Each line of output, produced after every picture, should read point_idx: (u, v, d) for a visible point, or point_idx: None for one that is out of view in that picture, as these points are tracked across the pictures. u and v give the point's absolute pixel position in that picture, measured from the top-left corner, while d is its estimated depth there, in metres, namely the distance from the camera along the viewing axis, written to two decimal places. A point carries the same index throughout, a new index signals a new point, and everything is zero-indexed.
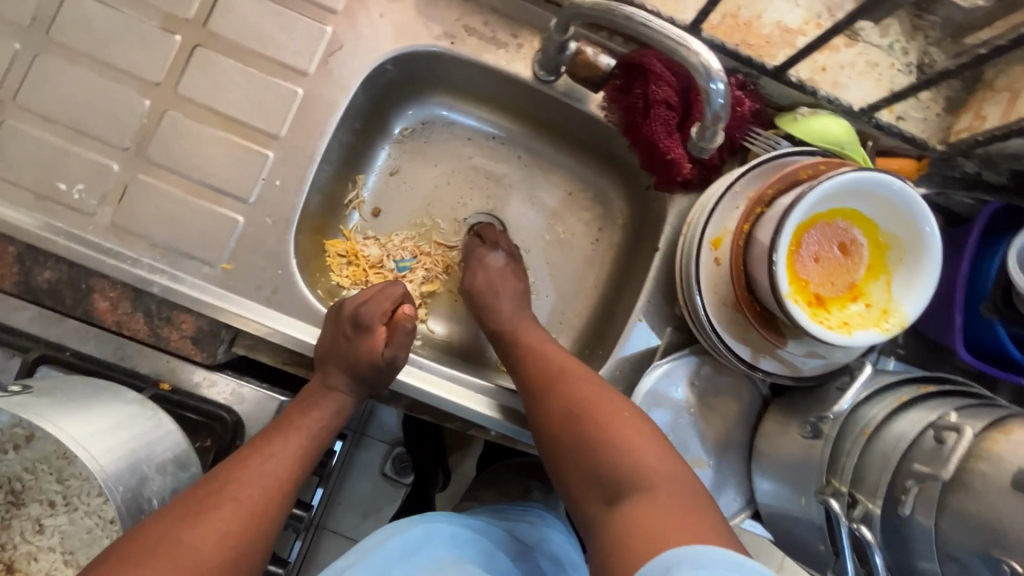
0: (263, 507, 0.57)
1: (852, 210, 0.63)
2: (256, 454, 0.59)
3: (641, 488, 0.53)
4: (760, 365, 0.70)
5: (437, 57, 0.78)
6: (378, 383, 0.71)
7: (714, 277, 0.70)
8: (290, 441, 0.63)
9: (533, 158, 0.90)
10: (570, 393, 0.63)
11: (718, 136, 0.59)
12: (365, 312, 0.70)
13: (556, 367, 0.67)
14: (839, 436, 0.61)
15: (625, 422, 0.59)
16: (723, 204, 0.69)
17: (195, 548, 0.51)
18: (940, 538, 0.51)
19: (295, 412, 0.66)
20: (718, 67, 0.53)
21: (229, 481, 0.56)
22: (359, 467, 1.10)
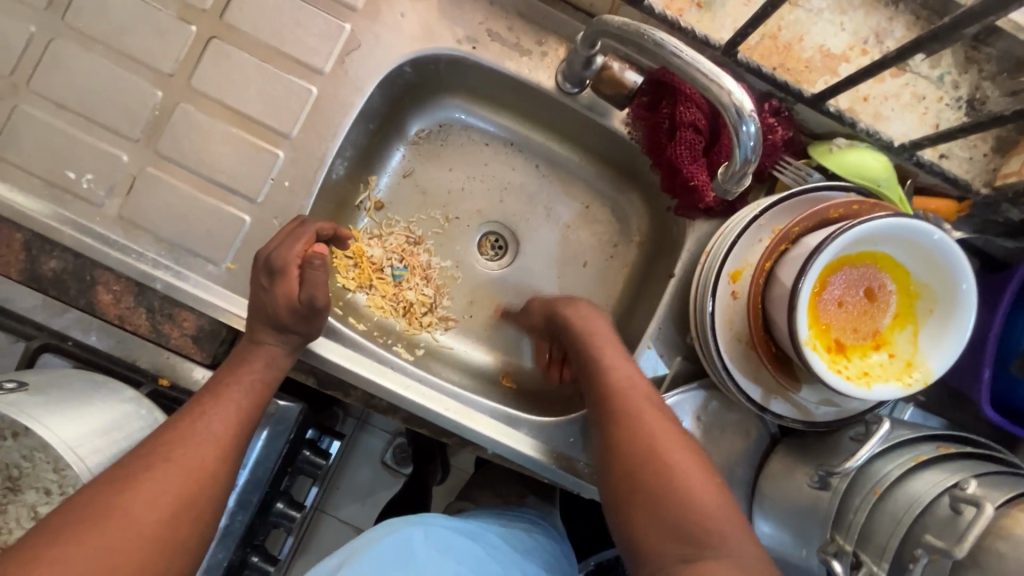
0: (198, 465, 0.55)
1: (882, 254, 0.60)
2: (197, 414, 0.58)
3: (712, 545, 0.48)
4: (770, 407, 0.67)
5: (458, 62, 0.75)
6: (306, 329, 0.66)
7: (729, 311, 0.67)
8: (224, 399, 0.60)
9: (551, 168, 0.87)
10: (638, 428, 0.56)
11: (746, 179, 0.56)
12: (278, 257, 0.65)
13: (630, 393, 0.60)
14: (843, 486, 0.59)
15: (685, 467, 0.53)
16: (747, 235, 0.65)
17: (125, 518, 0.49)
18: None
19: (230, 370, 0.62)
20: (751, 108, 0.50)
21: (159, 446, 0.54)
22: (360, 453, 1.10)
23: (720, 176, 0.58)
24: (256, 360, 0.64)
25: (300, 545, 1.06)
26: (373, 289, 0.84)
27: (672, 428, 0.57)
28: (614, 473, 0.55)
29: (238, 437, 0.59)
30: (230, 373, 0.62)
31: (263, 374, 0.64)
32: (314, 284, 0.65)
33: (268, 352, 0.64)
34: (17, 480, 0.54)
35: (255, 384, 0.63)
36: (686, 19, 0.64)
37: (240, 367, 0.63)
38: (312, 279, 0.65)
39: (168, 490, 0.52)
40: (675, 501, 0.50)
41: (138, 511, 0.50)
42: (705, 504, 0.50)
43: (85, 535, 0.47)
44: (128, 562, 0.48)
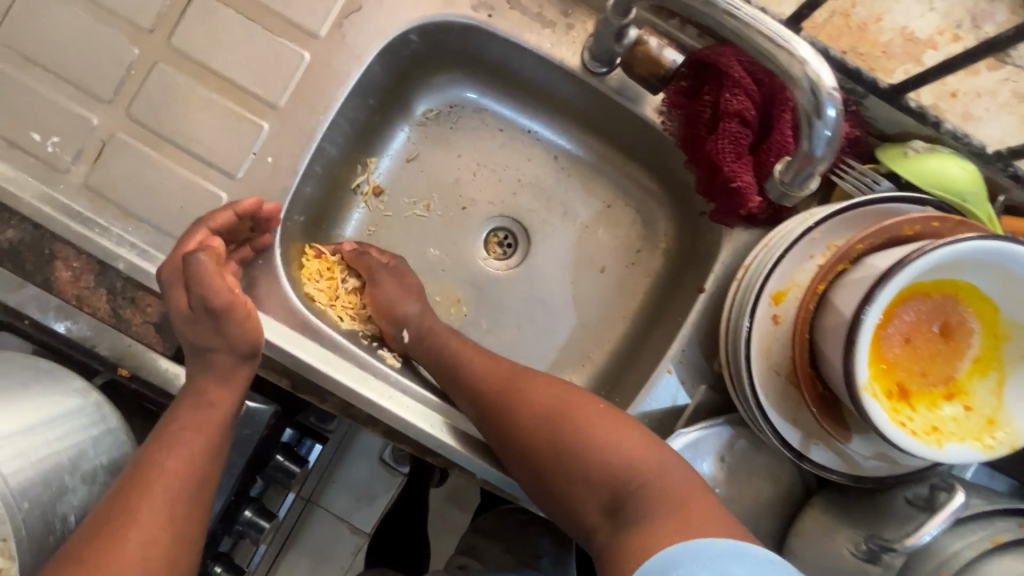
0: (160, 535, 0.50)
1: (962, 282, 0.49)
2: (148, 465, 0.52)
3: (635, 485, 0.50)
4: (809, 455, 0.57)
5: (470, 32, 0.66)
6: (217, 340, 0.56)
7: (769, 339, 0.56)
8: (177, 442, 0.53)
9: (571, 160, 0.78)
10: (526, 400, 0.58)
11: (815, 177, 0.47)
12: (171, 268, 0.57)
13: (484, 381, 0.63)
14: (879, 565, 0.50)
15: (593, 423, 0.54)
16: (796, 251, 0.55)
17: None
18: None
19: (165, 438, 0.53)
20: (832, 85, 0.40)
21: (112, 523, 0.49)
22: (357, 447, 1.00)
23: (778, 175, 0.49)
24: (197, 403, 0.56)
25: (292, 535, 0.98)
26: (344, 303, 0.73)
27: (547, 388, 0.59)
28: (522, 447, 0.57)
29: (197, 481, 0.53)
30: (160, 438, 0.53)
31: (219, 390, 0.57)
32: (202, 281, 0.55)
33: (207, 393, 0.56)
34: None
35: (195, 441, 0.54)
36: None
37: (167, 427, 0.54)
38: (197, 275, 0.56)
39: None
40: (580, 455, 0.53)
41: None
42: (617, 448, 0.52)
43: None
44: None
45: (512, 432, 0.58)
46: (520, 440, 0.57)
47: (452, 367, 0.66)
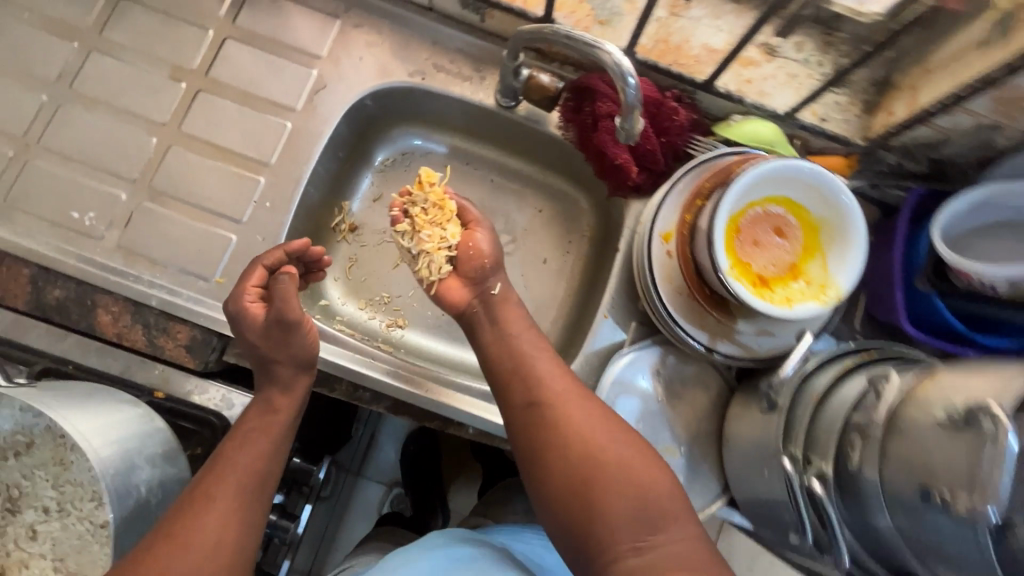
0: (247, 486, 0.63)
1: (783, 197, 0.70)
2: (234, 435, 0.67)
3: (664, 529, 0.56)
4: (717, 349, 0.74)
5: (410, 92, 0.88)
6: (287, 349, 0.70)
7: (668, 268, 0.75)
8: (253, 421, 0.68)
9: (504, 179, 0.98)
10: (573, 419, 0.62)
11: (636, 120, 0.67)
12: (234, 304, 0.71)
13: (543, 380, 0.66)
14: (784, 427, 0.65)
15: (636, 465, 0.60)
16: (670, 200, 0.75)
17: (197, 537, 0.58)
18: (884, 485, 0.54)
19: (235, 439, 0.66)
20: (629, 64, 0.64)
21: (212, 474, 0.62)
22: (359, 503, 1.25)
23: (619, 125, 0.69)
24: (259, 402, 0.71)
25: None
26: (422, 239, 0.77)
27: (604, 416, 0.63)
28: (559, 459, 0.61)
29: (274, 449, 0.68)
30: (232, 440, 0.66)
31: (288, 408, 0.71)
32: (281, 299, 0.70)
33: (264, 397, 0.70)
34: (16, 501, 0.68)
35: (258, 445, 0.66)
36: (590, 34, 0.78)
37: (238, 423, 0.68)
38: (276, 296, 0.70)
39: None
40: (620, 485, 0.58)
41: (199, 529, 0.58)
42: (651, 492, 0.58)
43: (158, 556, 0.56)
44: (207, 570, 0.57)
45: (556, 442, 0.61)
46: (559, 454, 0.61)
47: (508, 353, 0.70)
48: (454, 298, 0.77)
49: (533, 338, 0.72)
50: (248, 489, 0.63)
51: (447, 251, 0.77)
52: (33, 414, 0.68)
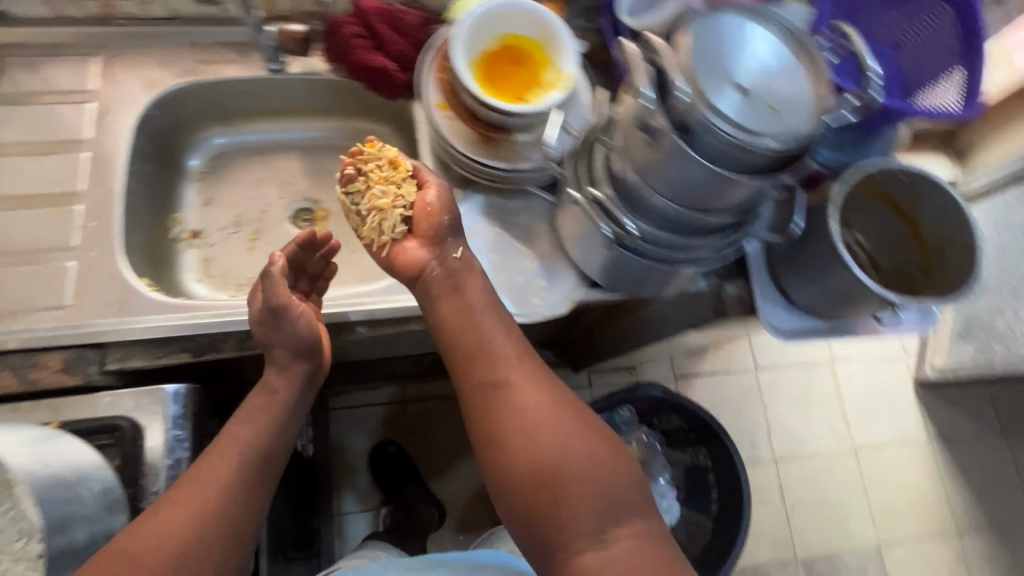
0: (246, 463, 0.71)
1: (502, 34, 0.87)
2: (239, 417, 0.75)
3: (617, 513, 0.63)
4: (519, 165, 0.88)
5: (190, 93, 0.97)
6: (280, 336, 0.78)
7: (453, 125, 0.89)
8: (256, 411, 0.76)
9: (313, 142, 1.10)
10: (530, 414, 0.67)
11: None
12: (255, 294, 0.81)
13: (501, 364, 0.71)
14: (575, 176, 0.80)
15: (585, 441, 0.66)
16: (429, 76, 0.89)
17: (201, 496, 0.66)
18: (634, 165, 0.70)
19: (242, 417, 0.75)
20: None
21: (209, 452, 0.71)
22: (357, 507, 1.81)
23: None
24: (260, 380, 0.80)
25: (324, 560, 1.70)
26: (375, 200, 0.83)
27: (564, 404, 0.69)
28: (518, 467, 0.65)
29: (274, 428, 0.76)
30: (240, 416, 0.76)
31: (273, 398, 0.78)
32: (274, 289, 0.76)
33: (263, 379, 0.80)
34: None
35: (261, 419, 0.76)
36: None
37: (237, 418, 0.75)
38: (272, 283, 0.77)
39: (176, 530, 0.63)
40: (572, 471, 0.64)
41: (199, 487, 0.67)
42: (600, 467, 0.65)
43: (163, 506, 0.64)
44: (207, 527, 0.64)
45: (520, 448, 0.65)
46: (522, 462, 0.65)
47: (476, 328, 0.74)
48: (408, 259, 0.81)
49: (496, 322, 0.75)
50: (250, 462, 0.71)
51: (402, 211, 0.83)
52: None
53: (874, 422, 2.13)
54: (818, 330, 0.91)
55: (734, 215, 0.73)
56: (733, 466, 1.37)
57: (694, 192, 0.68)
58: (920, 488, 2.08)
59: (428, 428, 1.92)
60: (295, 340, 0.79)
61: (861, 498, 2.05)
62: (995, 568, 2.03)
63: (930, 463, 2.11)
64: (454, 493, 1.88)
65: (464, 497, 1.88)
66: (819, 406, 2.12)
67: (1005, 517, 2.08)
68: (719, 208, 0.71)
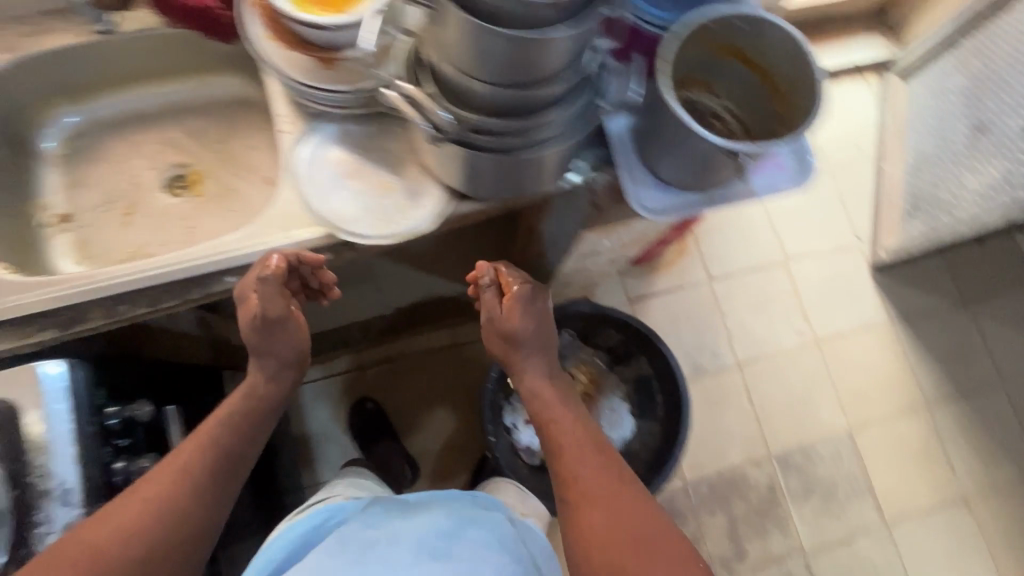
0: (207, 467, 0.78)
1: None
2: (208, 423, 0.83)
3: None
4: (360, 86, 0.86)
5: (23, 71, 0.94)
6: (273, 352, 0.87)
7: (285, 55, 0.86)
8: (226, 416, 0.84)
9: (174, 105, 1.06)
10: (591, 535, 0.80)
11: None
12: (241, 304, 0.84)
13: (597, 489, 0.84)
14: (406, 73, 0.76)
15: None
16: (250, 12, 0.87)
17: (156, 496, 0.73)
18: (445, 53, 0.68)
19: (215, 417, 0.83)
20: None
21: (173, 455, 0.78)
22: (330, 462, 1.85)
23: None
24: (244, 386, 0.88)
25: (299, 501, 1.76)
26: None
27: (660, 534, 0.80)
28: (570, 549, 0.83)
29: (242, 431, 0.84)
30: (211, 416, 0.84)
31: (246, 402, 0.86)
32: (266, 300, 0.82)
33: (251, 382, 0.87)
34: None
35: (235, 421, 0.84)
36: None
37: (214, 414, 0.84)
38: (268, 291, 0.82)
39: (139, 521, 0.71)
40: None
41: (154, 487, 0.74)
42: None
43: (118, 505, 0.72)
44: (152, 527, 0.71)
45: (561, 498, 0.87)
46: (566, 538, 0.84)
47: (545, 420, 0.94)
48: None
49: (593, 467, 0.87)
50: (212, 469, 0.78)
51: None
52: None
53: (834, 311, 2.14)
54: (694, 205, 0.89)
55: (569, 84, 0.72)
56: (672, 373, 1.39)
57: (505, 69, 0.66)
58: (886, 367, 2.11)
59: (390, 389, 1.93)
60: (289, 352, 0.88)
61: (828, 387, 2.07)
62: (966, 431, 2.07)
63: (893, 341, 2.13)
64: (424, 446, 1.90)
65: (435, 449, 1.90)
66: (777, 305, 2.12)
67: (972, 381, 2.11)
68: (541, 84, 0.69)
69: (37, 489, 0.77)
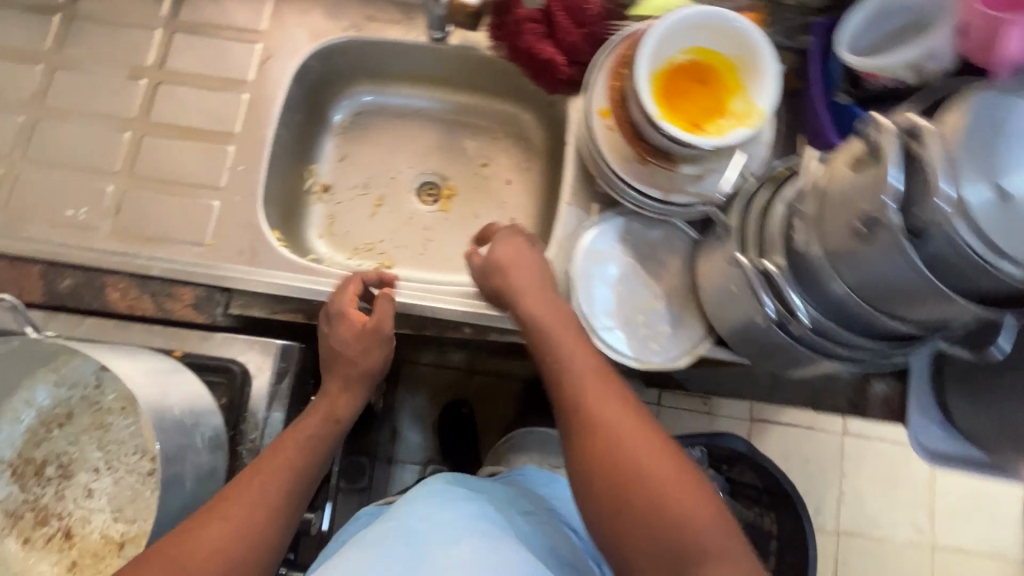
0: (280, 491, 0.67)
1: (696, 46, 0.76)
2: (285, 440, 0.72)
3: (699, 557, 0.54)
4: (672, 200, 0.81)
5: (351, 48, 0.95)
6: (367, 359, 0.79)
7: (612, 140, 0.82)
8: (301, 435, 0.73)
9: (456, 116, 1.05)
10: (618, 458, 0.59)
11: None
12: (335, 308, 0.80)
13: (578, 366, 0.67)
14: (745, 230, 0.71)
15: (665, 473, 0.58)
16: (598, 80, 0.82)
17: (227, 524, 0.63)
18: (826, 248, 0.60)
19: (292, 434, 0.73)
20: None
21: (249, 475, 0.67)
22: None
23: None
24: (324, 405, 0.77)
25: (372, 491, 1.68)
26: None
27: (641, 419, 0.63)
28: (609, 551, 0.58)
29: (318, 455, 0.73)
30: (289, 433, 0.73)
31: (324, 420, 0.75)
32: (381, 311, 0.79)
33: (329, 401, 0.77)
34: (68, 466, 0.75)
35: (312, 446, 0.73)
36: None
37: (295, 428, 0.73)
38: (379, 304, 0.80)
39: (213, 554, 0.61)
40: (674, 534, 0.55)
41: (229, 510, 0.64)
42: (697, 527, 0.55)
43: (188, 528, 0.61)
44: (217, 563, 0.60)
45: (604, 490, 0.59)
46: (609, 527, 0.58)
47: (574, 405, 0.64)
48: None
49: (611, 408, 0.62)
50: (287, 501, 0.68)
51: None
52: (69, 389, 0.75)
53: None
54: (973, 458, 0.79)
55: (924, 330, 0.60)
56: (803, 550, 1.26)
57: (886, 294, 0.57)
58: None
59: None
60: (377, 361, 0.79)
61: None
62: None
63: None
64: None
65: None
66: None
67: None
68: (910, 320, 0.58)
69: (241, 461, 0.78)
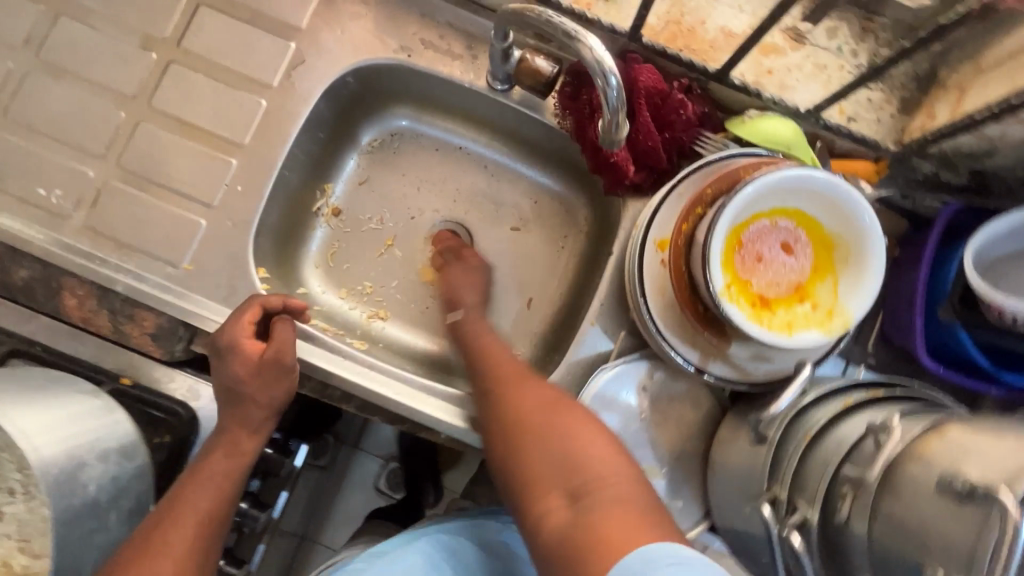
0: (194, 534, 0.61)
1: (794, 209, 0.62)
2: (188, 483, 0.63)
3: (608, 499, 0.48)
4: (708, 369, 0.69)
5: (396, 70, 0.81)
6: (268, 392, 0.68)
7: (661, 280, 0.69)
8: (208, 469, 0.64)
9: (498, 167, 0.92)
10: (528, 447, 0.56)
11: (622, 128, 0.59)
12: (227, 338, 0.68)
13: (498, 368, 0.66)
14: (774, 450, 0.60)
15: (591, 443, 0.53)
16: (668, 205, 0.69)
17: None
18: (872, 546, 0.48)
19: (195, 479, 0.63)
20: (612, 64, 0.55)
21: (151, 538, 0.59)
22: None
23: (603, 130, 0.61)
24: (229, 434, 0.67)
25: None
26: None
27: (576, 407, 0.58)
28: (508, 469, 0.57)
29: (234, 488, 0.65)
30: (189, 475, 0.64)
31: (237, 444, 0.67)
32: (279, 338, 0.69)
33: (236, 427, 0.67)
34: None
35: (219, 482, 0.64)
36: (596, 12, 0.71)
37: (201, 467, 0.64)
38: (277, 332, 0.70)
39: None
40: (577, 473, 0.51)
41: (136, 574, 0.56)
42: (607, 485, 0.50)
43: None
44: None
45: (518, 474, 0.55)
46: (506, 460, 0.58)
47: (497, 400, 0.63)
48: None
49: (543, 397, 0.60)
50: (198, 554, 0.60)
51: None
52: None
53: None
54: None
55: None
56: None
57: None
58: None
59: None
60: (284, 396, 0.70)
61: None
62: None
63: None
64: None
65: None
66: None
67: None
68: None
69: None
